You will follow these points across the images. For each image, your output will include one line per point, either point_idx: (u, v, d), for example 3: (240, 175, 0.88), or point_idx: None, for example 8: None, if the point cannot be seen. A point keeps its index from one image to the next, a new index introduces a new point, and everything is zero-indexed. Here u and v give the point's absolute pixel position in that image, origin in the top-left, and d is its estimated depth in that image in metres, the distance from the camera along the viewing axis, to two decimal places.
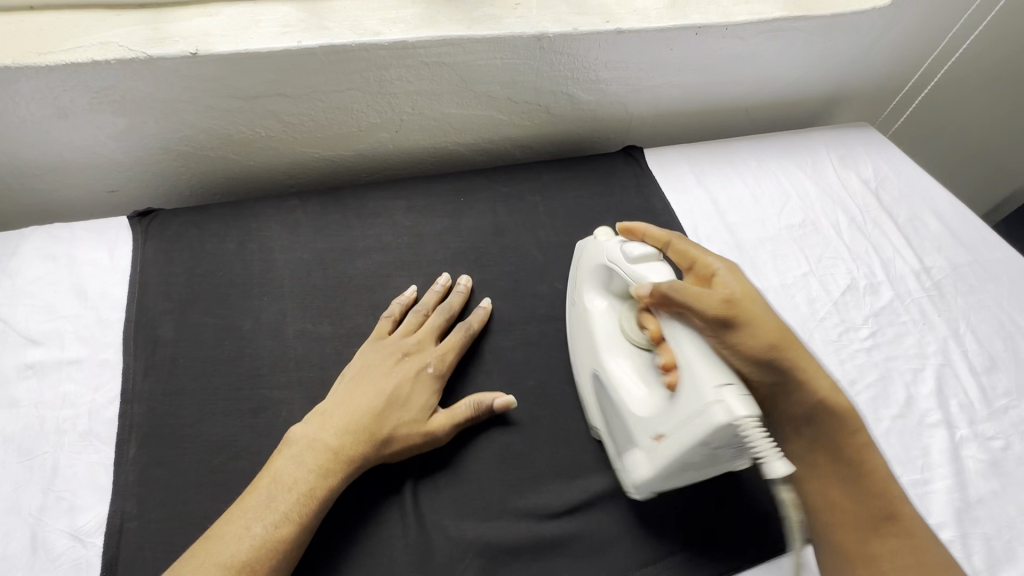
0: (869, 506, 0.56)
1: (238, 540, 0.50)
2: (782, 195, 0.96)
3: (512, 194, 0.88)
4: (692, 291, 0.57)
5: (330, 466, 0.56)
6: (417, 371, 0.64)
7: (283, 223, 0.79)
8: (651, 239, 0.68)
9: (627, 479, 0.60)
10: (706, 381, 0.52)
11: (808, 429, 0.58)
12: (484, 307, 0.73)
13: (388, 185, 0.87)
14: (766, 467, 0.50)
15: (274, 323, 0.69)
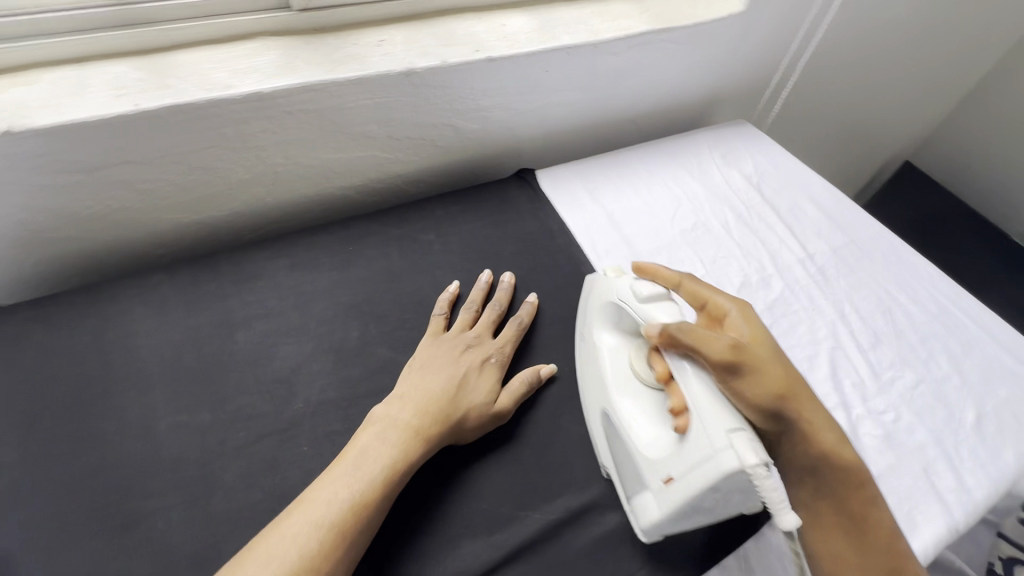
0: (869, 549, 0.56)
1: (308, 530, 0.50)
2: (674, 201, 0.99)
3: (405, 235, 0.85)
4: (701, 335, 0.56)
5: (404, 453, 0.57)
6: (481, 361, 0.67)
7: (149, 304, 0.72)
8: (662, 278, 0.70)
9: (636, 519, 0.59)
10: (719, 425, 0.51)
11: (815, 476, 0.58)
12: (531, 303, 0.78)
13: (268, 243, 0.81)
14: (778, 517, 0.48)
15: (142, 420, 0.62)
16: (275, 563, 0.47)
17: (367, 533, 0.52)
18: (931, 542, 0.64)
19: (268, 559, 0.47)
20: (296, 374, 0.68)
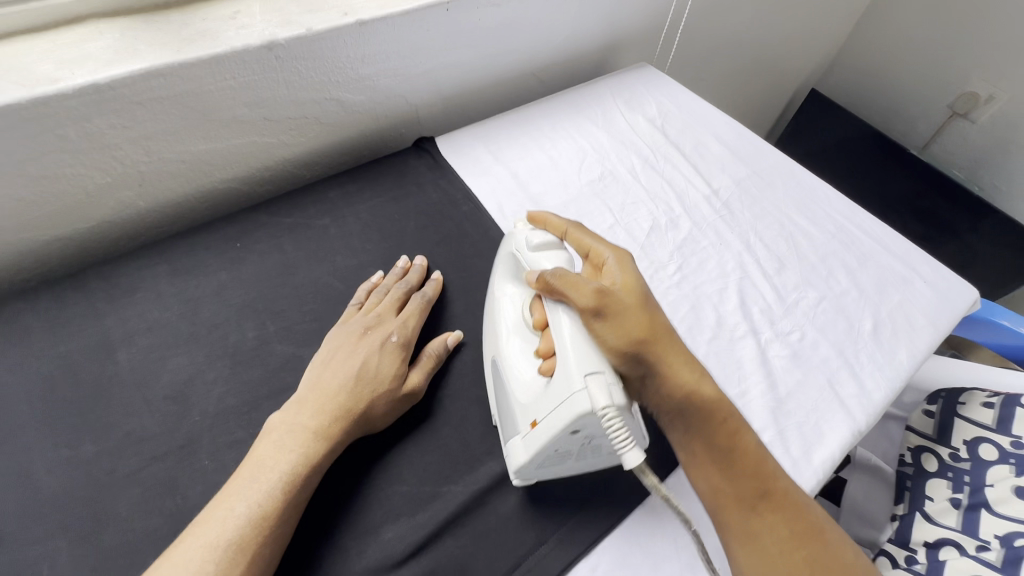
0: (746, 480, 0.55)
1: (202, 556, 0.47)
2: (579, 153, 0.97)
3: (298, 223, 0.80)
4: (568, 279, 0.58)
5: (305, 453, 0.54)
6: (382, 342, 0.64)
7: (8, 336, 0.64)
8: (551, 228, 0.68)
9: (507, 461, 0.59)
10: (577, 369, 0.52)
11: (683, 417, 0.57)
12: (436, 278, 0.74)
13: (143, 251, 0.74)
14: (622, 456, 0.50)
15: (14, 464, 0.56)
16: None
17: (276, 546, 0.50)
18: (838, 448, 0.67)
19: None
20: (188, 386, 0.63)
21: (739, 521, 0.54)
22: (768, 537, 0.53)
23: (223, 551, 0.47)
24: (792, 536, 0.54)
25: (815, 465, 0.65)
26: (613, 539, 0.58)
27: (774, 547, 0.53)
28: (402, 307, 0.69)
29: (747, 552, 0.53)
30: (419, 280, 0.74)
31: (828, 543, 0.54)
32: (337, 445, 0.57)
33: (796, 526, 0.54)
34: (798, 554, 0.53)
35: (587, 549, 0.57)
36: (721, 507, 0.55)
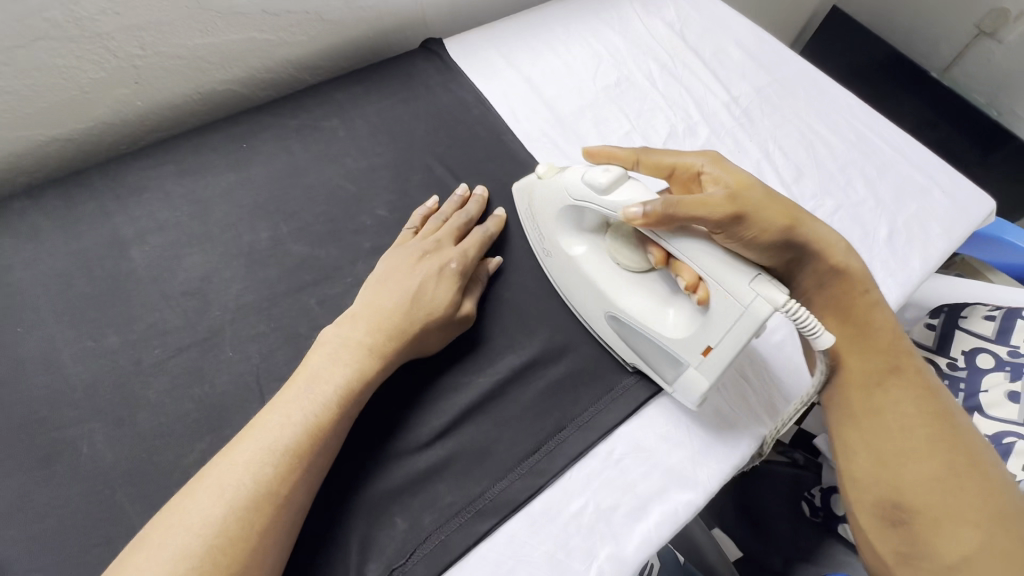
0: (877, 352, 0.59)
1: (261, 456, 0.48)
2: (594, 57, 0.92)
3: (304, 125, 0.77)
4: (690, 203, 0.53)
5: (363, 362, 0.55)
6: (440, 268, 0.61)
7: (18, 233, 0.63)
8: (616, 159, 0.65)
9: (685, 397, 0.59)
10: (739, 281, 0.50)
11: (819, 293, 0.62)
12: (499, 216, 0.71)
13: (146, 150, 0.72)
14: (816, 341, 0.51)
15: (41, 353, 0.57)
16: (229, 491, 0.46)
17: (326, 455, 0.51)
18: None
19: (221, 489, 0.46)
20: (206, 283, 0.63)
21: (857, 396, 0.58)
22: (889, 411, 0.56)
23: (282, 456, 0.48)
24: (918, 413, 0.55)
25: None
26: (630, 426, 0.61)
27: (891, 421, 0.56)
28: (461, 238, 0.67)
29: (857, 429, 0.57)
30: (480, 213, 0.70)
31: (960, 429, 0.55)
32: (391, 365, 0.57)
33: (927, 405, 0.56)
34: (921, 432, 0.54)
35: (604, 434, 0.60)
36: (840, 385, 0.59)
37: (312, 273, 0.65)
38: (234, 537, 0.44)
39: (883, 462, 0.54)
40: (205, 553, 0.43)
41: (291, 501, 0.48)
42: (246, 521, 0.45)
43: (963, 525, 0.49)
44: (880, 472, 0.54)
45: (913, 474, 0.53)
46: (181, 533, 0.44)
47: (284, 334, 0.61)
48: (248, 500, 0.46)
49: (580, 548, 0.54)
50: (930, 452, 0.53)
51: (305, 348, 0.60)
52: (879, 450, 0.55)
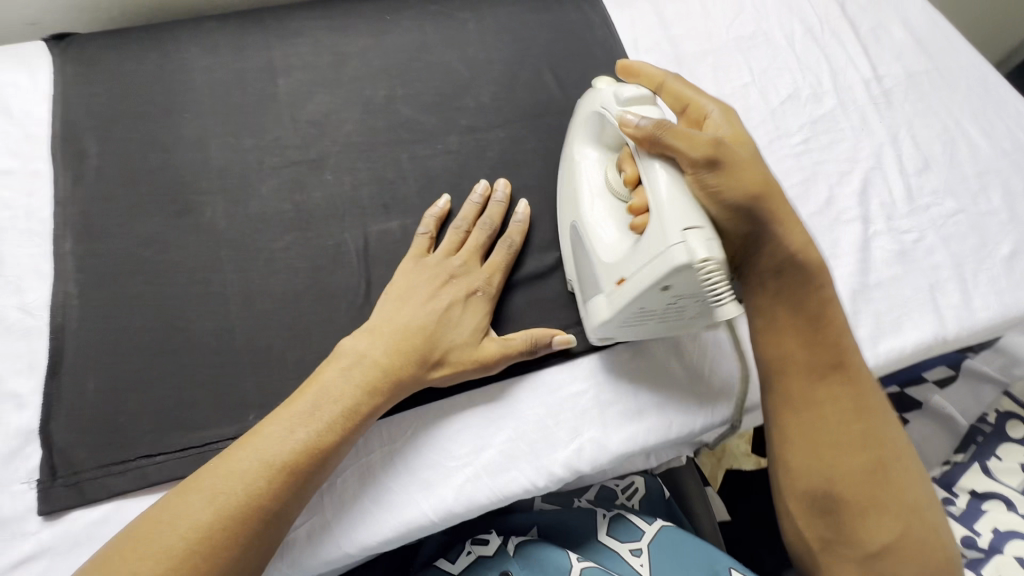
0: (825, 352, 0.57)
1: (257, 468, 0.49)
2: (736, 6, 0.89)
3: (441, 11, 0.84)
4: (681, 132, 0.53)
5: (375, 388, 0.54)
6: (467, 295, 0.60)
7: (201, 45, 0.77)
8: (644, 80, 0.63)
9: (588, 321, 0.61)
10: (674, 223, 0.50)
11: (776, 279, 0.58)
12: (523, 217, 0.67)
13: (308, 4, 0.83)
14: (719, 310, 0.51)
15: (196, 137, 0.71)
16: (221, 496, 0.48)
17: (316, 483, 0.52)
18: (909, 344, 0.66)
19: (214, 495, 0.48)
20: (326, 119, 0.73)
21: (800, 387, 0.58)
22: (826, 406, 0.57)
23: (274, 475, 0.49)
24: (854, 411, 0.57)
25: (877, 352, 0.65)
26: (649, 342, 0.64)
27: (830, 418, 0.56)
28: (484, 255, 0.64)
29: (796, 417, 0.57)
30: (502, 220, 0.66)
31: (883, 423, 0.57)
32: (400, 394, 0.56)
33: (856, 402, 0.57)
34: (856, 428, 0.56)
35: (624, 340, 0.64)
36: (785, 374, 0.58)
37: (411, 134, 0.73)
38: (267, 493, 0.49)
39: (820, 459, 0.56)
40: (195, 553, 0.46)
41: (275, 520, 0.49)
42: (233, 527, 0.47)
43: (884, 515, 0.55)
44: (814, 466, 0.56)
45: (847, 469, 0.55)
46: (222, 487, 0.48)
47: (374, 175, 0.70)
48: (275, 469, 0.49)
49: (567, 424, 0.59)
50: (858, 446, 0.56)
51: (389, 191, 0.69)
52: (814, 441, 0.56)
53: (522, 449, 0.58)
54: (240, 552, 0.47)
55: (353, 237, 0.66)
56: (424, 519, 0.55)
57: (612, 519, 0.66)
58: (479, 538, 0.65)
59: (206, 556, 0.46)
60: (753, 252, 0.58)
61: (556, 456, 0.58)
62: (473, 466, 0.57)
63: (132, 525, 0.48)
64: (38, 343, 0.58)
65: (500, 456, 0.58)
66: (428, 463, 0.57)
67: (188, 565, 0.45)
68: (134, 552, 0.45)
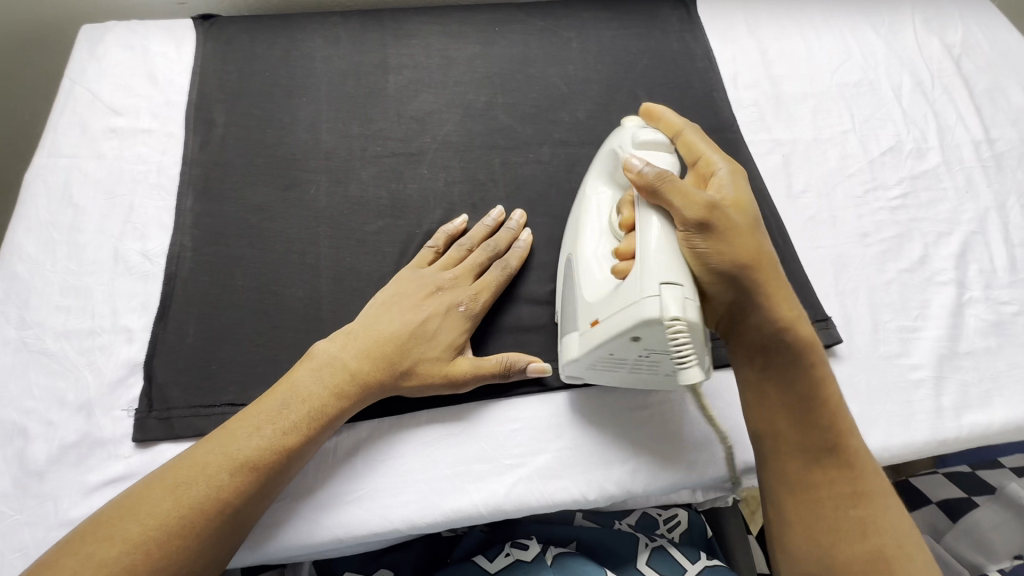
0: (816, 436, 0.54)
1: (219, 462, 0.50)
2: (844, 53, 0.88)
3: (547, 28, 0.87)
4: (681, 188, 0.53)
5: (340, 393, 0.55)
6: (447, 308, 0.61)
7: (326, 37, 0.83)
8: (664, 125, 0.63)
9: (561, 356, 0.60)
10: (654, 274, 0.50)
11: (766, 356, 0.56)
12: (525, 243, 0.67)
13: (425, 9, 0.88)
14: (681, 372, 0.49)
15: (310, 119, 0.76)
16: (181, 488, 0.49)
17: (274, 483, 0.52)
18: (1000, 420, 0.62)
19: (173, 488, 0.49)
20: (429, 117, 0.77)
21: (795, 467, 0.55)
22: (822, 489, 0.54)
23: (234, 469, 0.50)
24: (851, 496, 0.53)
25: (963, 423, 0.62)
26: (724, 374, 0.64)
27: (828, 503, 0.54)
28: (479, 275, 0.65)
29: (793, 501, 0.55)
30: (508, 246, 0.67)
31: (887, 510, 0.54)
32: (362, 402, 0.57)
33: (852, 488, 0.54)
34: (851, 513, 0.53)
35: None
36: (777, 453, 0.56)
37: (507, 140, 0.76)
38: (227, 487, 0.49)
39: (817, 543, 0.53)
40: (150, 540, 0.46)
41: (234, 515, 0.50)
42: (187, 518, 0.48)
43: None
44: (812, 552, 0.53)
45: (845, 558, 0.52)
46: (187, 478, 0.49)
47: (467, 175, 0.73)
48: (239, 464, 0.50)
49: (629, 441, 0.60)
50: (856, 534, 0.53)
51: (479, 191, 0.72)
52: (810, 525, 0.54)
53: (578, 460, 0.59)
54: (195, 543, 0.47)
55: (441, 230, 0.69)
56: (473, 511, 0.56)
57: (653, 549, 0.66)
58: (518, 542, 0.66)
59: (161, 545, 0.46)
60: (739, 321, 0.56)
61: (610, 473, 0.58)
62: (527, 467, 0.58)
63: (97, 514, 0.48)
64: (152, 286, 0.63)
65: (558, 462, 0.58)
66: (485, 457, 0.58)
67: (141, 552, 0.46)
68: (108, 528, 0.46)
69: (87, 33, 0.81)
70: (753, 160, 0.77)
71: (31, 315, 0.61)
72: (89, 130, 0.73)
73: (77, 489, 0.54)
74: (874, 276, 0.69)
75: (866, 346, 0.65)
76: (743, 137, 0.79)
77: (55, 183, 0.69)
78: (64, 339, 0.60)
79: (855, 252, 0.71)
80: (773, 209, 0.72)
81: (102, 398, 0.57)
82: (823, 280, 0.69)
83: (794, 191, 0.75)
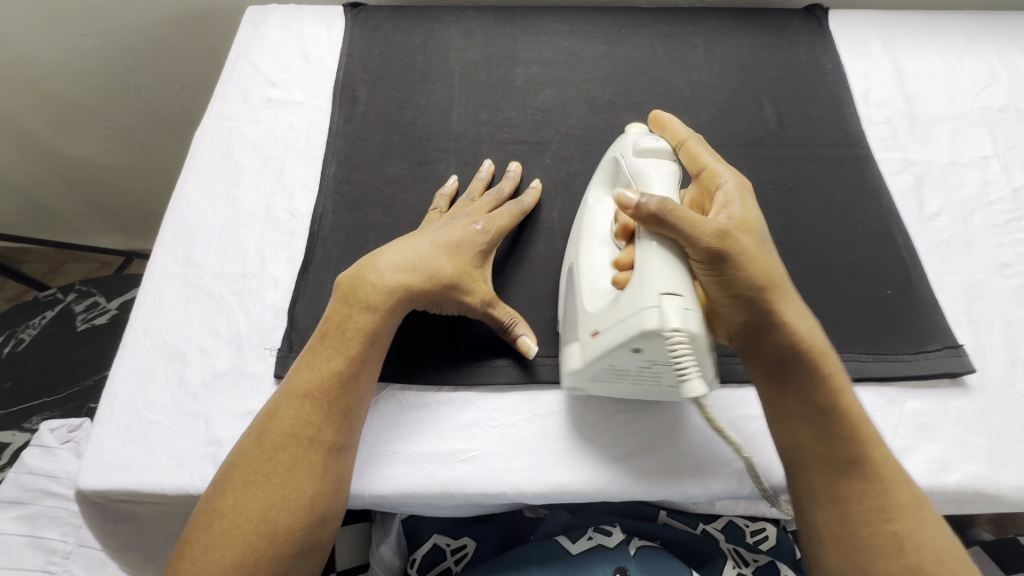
0: (838, 445, 0.54)
1: (285, 404, 0.53)
2: (988, 76, 0.84)
3: (673, 34, 0.88)
4: (681, 214, 0.51)
5: (366, 321, 0.56)
6: (465, 226, 0.63)
7: (461, 29, 0.88)
8: (669, 133, 0.66)
9: (562, 365, 0.60)
10: (653, 286, 0.50)
11: (775, 371, 0.55)
12: (536, 189, 0.71)
13: (555, 9, 0.92)
14: (685, 384, 0.49)
15: (443, 103, 0.81)
16: (264, 433, 0.53)
17: (340, 414, 0.54)
18: None
19: (258, 435, 0.53)
20: (554, 109, 0.80)
21: (819, 480, 0.54)
22: (849, 501, 0.53)
23: (298, 408, 0.53)
24: (882, 508, 0.51)
25: None
26: None
27: (858, 515, 0.52)
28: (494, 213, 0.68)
29: (820, 511, 0.54)
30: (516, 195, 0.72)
31: (925, 523, 0.51)
32: (390, 324, 0.57)
33: (882, 501, 0.52)
34: (886, 528, 0.51)
35: None
36: (802, 467, 0.55)
37: None
38: (299, 424, 0.53)
39: (849, 559, 0.51)
40: (247, 484, 0.50)
41: (317, 451, 0.52)
42: (271, 460, 0.51)
43: None
44: (843, 570, 0.51)
45: (877, 574, 0.50)
46: (264, 423, 0.53)
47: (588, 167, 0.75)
48: (298, 398, 0.54)
49: (729, 441, 0.60)
50: (891, 551, 0.50)
51: None
52: (840, 539, 0.52)
53: (684, 451, 0.59)
54: (291, 477, 0.51)
55: (560, 218, 0.71)
56: (578, 486, 0.58)
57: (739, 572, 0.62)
58: (602, 528, 0.62)
59: (257, 488, 0.50)
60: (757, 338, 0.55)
61: (716, 467, 0.59)
62: (629, 450, 0.59)
63: (221, 471, 0.52)
64: (296, 241, 0.69)
65: (659, 452, 0.59)
66: (586, 437, 0.60)
67: (253, 492, 0.50)
68: (232, 479, 0.51)
69: (253, 14, 0.90)
70: (882, 177, 0.75)
71: (194, 256, 0.68)
72: (250, 98, 0.81)
73: (224, 413, 0.59)
74: (1012, 308, 0.66)
75: (1000, 379, 0.62)
76: (873, 154, 0.77)
77: (220, 141, 0.77)
78: (219, 279, 0.67)
79: (991, 282, 0.67)
80: (902, 227, 0.70)
81: (250, 336, 0.63)
82: (954, 306, 0.66)
83: (926, 213, 0.72)
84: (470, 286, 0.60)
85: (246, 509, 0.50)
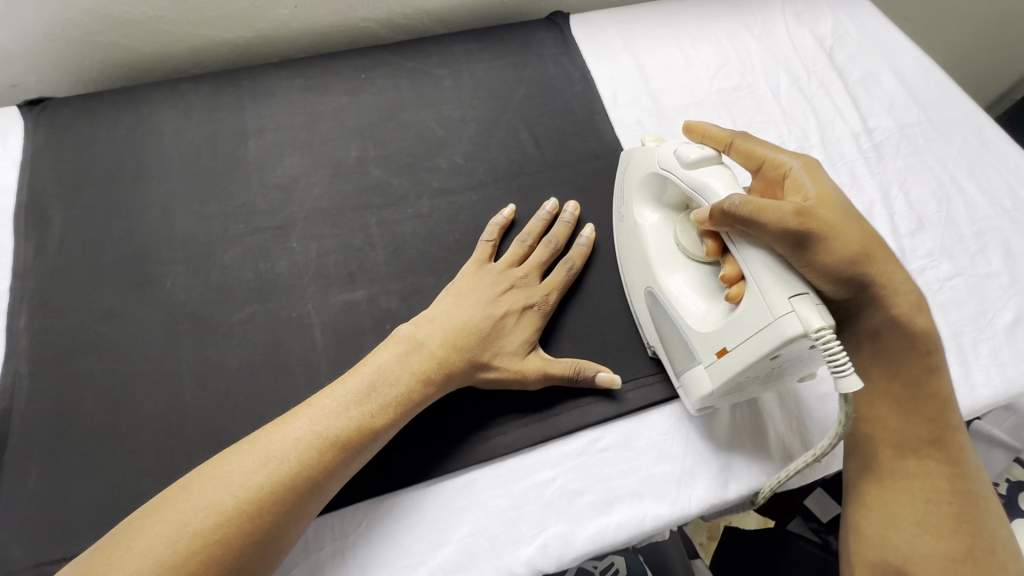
0: (922, 426, 0.56)
1: (310, 440, 0.50)
2: (720, 57, 0.87)
3: (417, 69, 0.83)
4: (760, 207, 0.50)
5: (427, 378, 0.56)
6: (521, 306, 0.61)
7: (175, 108, 0.76)
8: (710, 140, 0.64)
9: (685, 394, 0.59)
10: (779, 292, 0.49)
11: (875, 343, 0.57)
12: (587, 239, 0.68)
13: (284, 63, 0.82)
14: (839, 381, 0.47)
15: (164, 202, 0.69)
16: (270, 464, 0.49)
17: (357, 464, 0.52)
18: None
19: (265, 460, 0.49)
20: (296, 182, 0.72)
21: (892, 458, 0.57)
22: (918, 482, 0.55)
23: (318, 449, 0.50)
24: (947, 490, 0.55)
25: None
26: (631, 424, 0.59)
27: (921, 493, 0.55)
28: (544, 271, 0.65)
29: (884, 485, 0.56)
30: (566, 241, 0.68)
31: (985, 512, 0.55)
32: (454, 380, 0.57)
33: (950, 483, 0.55)
34: (945, 507, 0.54)
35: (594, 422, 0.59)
36: (876, 442, 0.57)
37: (381, 198, 0.71)
38: (318, 468, 0.50)
39: (901, 528, 0.54)
40: (228, 513, 0.46)
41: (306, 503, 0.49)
42: (268, 499, 0.47)
43: None
44: (893, 537, 0.54)
45: (926, 546, 0.53)
46: (274, 451, 0.49)
47: (341, 242, 0.68)
48: (329, 443, 0.51)
49: (531, 519, 0.54)
50: (948, 528, 0.54)
51: (353, 258, 0.67)
52: (899, 514, 0.55)
53: (484, 545, 0.53)
54: (275, 522, 0.47)
55: (316, 309, 0.64)
56: None
57: None
58: None
59: (235, 525, 0.46)
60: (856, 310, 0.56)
61: (519, 553, 0.53)
62: (429, 564, 0.52)
63: (181, 485, 0.47)
64: None
65: (451, 557, 0.53)
66: (382, 561, 0.53)
67: (236, 524, 0.46)
68: (216, 494, 0.46)
69: None
70: None
71: None
72: None
73: None
74: None
75: None
76: None
77: None
78: None
79: None
80: None
81: None
82: None
83: None
84: (528, 365, 0.58)
85: (220, 538, 0.45)
